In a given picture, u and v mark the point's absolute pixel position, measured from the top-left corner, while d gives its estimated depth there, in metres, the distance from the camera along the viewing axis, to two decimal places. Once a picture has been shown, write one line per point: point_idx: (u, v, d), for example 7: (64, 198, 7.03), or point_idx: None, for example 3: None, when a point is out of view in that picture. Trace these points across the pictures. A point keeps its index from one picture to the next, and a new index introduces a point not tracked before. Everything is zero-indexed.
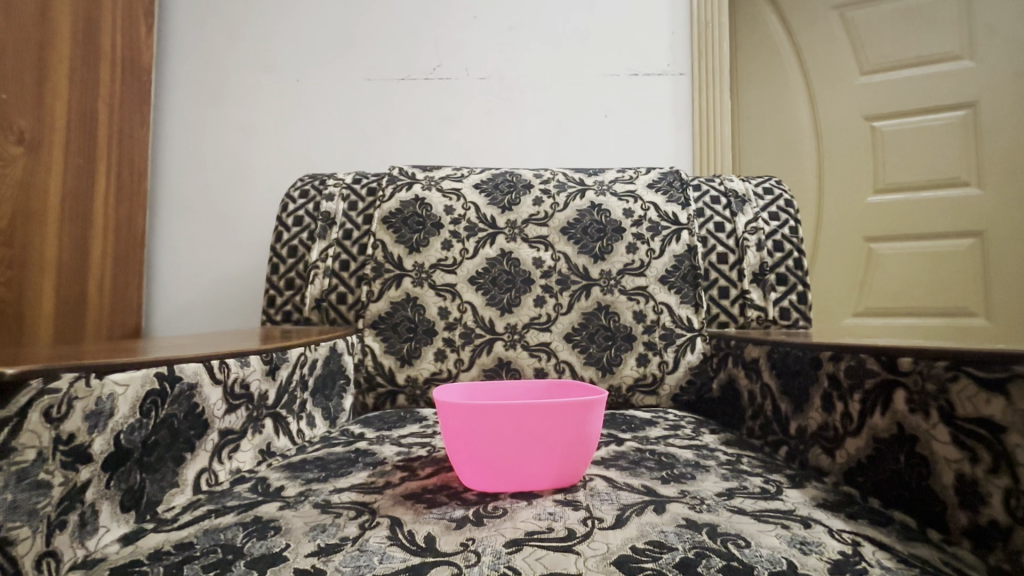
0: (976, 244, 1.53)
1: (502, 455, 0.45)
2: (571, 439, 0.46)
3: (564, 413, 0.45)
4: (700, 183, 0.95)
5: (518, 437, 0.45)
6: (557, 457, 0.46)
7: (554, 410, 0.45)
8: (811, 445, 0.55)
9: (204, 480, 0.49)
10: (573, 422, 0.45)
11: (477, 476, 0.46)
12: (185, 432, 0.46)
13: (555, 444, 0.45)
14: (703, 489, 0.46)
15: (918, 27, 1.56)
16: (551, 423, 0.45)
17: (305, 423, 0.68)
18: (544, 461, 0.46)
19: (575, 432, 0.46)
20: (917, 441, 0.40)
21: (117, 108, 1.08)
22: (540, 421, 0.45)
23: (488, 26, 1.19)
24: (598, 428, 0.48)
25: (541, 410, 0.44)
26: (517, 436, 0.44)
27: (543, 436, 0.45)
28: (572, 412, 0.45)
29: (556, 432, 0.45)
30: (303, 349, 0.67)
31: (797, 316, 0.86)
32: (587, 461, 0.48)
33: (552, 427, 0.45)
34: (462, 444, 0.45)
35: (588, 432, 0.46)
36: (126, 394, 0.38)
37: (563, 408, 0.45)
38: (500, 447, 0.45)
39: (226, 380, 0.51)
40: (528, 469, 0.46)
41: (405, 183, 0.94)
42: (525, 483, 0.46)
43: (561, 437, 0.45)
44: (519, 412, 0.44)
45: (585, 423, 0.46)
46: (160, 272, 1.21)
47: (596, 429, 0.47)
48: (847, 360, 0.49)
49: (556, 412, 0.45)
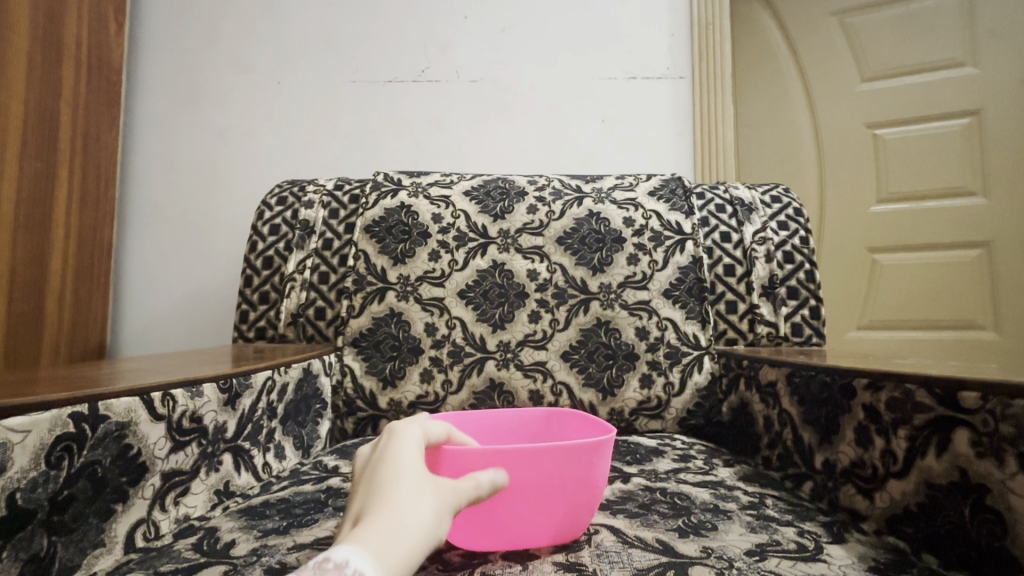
0: (982, 255, 1.49)
1: (496, 511, 0.37)
2: (575, 487, 0.39)
3: (567, 456, 0.38)
4: (704, 190, 0.89)
5: (511, 487, 0.37)
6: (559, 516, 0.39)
7: (556, 453, 0.38)
8: (842, 484, 0.48)
9: (139, 535, 0.41)
10: (577, 468, 0.39)
11: (462, 535, 0.39)
12: (115, 480, 0.39)
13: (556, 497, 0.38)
14: (729, 545, 0.40)
15: (919, 33, 1.52)
16: (555, 468, 0.38)
17: (272, 455, 0.60)
18: (542, 517, 0.39)
19: (580, 479, 0.39)
20: (989, 493, 0.34)
21: (81, 108, 1.01)
22: (538, 467, 0.37)
23: (480, 27, 1.14)
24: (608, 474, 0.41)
25: (541, 454, 0.37)
26: (513, 487, 0.37)
27: (543, 486, 0.38)
28: (579, 456, 0.38)
29: (559, 481, 0.38)
30: (270, 373, 0.59)
31: (810, 332, 0.79)
32: (591, 513, 0.41)
33: (555, 475, 0.38)
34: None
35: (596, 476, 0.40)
36: (25, 443, 0.32)
37: (566, 451, 0.38)
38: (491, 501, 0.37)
39: (171, 414, 0.43)
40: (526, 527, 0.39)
41: (391, 189, 0.87)
42: (520, 540, 0.39)
43: (565, 486, 0.38)
44: (514, 457, 0.37)
45: (591, 466, 0.39)
46: (130, 285, 1.13)
47: (602, 474, 0.41)
48: (890, 391, 0.43)
49: (560, 455, 0.38)
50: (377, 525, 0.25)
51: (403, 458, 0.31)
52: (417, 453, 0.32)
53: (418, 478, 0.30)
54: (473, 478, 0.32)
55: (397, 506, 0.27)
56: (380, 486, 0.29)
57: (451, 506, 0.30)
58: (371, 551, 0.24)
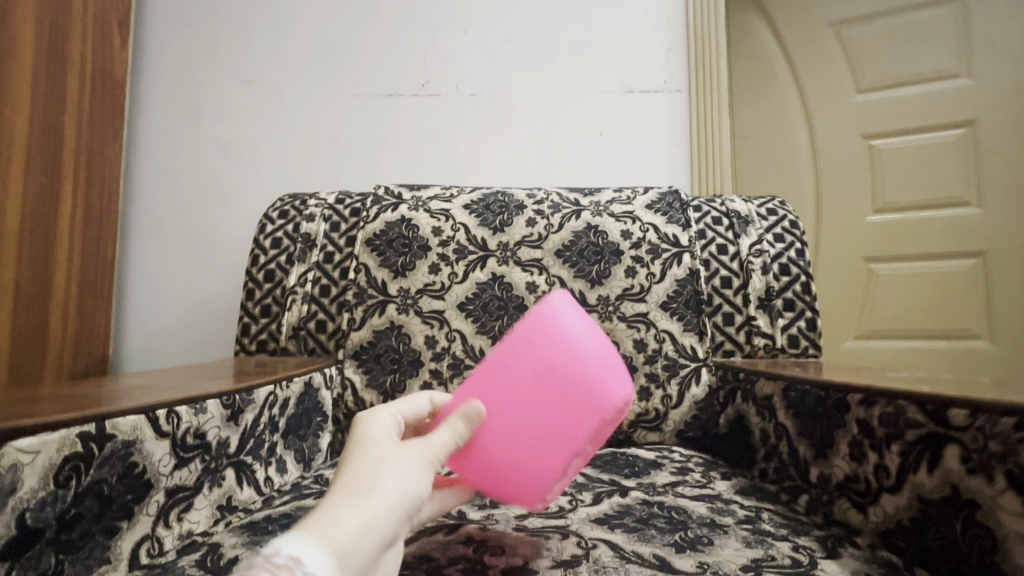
0: (978, 264, 1.50)
1: (500, 429, 0.38)
2: (527, 378, 0.38)
3: (538, 345, 0.39)
4: (700, 203, 0.90)
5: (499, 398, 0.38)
6: (556, 404, 0.38)
7: (492, 361, 0.39)
8: (837, 497, 0.49)
9: (144, 551, 0.42)
10: (518, 362, 0.39)
11: (486, 478, 0.40)
12: (121, 498, 0.39)
13: (547, 393, 0.38)
14: (725, 561, 0.40)
15: (912, 45, 1.54)
16: (532, 361, 0.38)
17: (274, 469, 0.60)
18: (542, 416, 0.38)
19: (526, 370, 0.38)
20: (978, 509, 0.35)
21: (86, 123, 1.02)
22: (487, 381, 0.39)
23: (479, 42, 1.15)
24: (598, 353, 0.40)
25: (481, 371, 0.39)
26: (502, 398, 0.38)
27: (528, 384, 0.38)
28: (550, 339, 0.39)
29: (538, 371, 0.38)
30: (272, 387, 0.59)
31: (806, 344, 0.80)
32: (572, 399, 0.38)
33: (537, 366, 0.38)
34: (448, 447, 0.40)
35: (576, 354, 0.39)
36: (35, 463, 0.32)
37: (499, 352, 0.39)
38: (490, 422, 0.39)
39: (175, 431, 0.44)
40: (535, 436, 0.38)
41: (392, 203, 0.88)
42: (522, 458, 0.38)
43: (549, 371, 0.38)
44: (478, 382, 0.39)
45: (568, 349, 0.39)
46: (132, 297, 1.14)
47: (560, 351, 0.38)
48: (883, 407, 0.44)
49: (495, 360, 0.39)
50: (337, 507, 0.29)
51: (369, 443, 0.35)
52: (382, 431, 0.36)
53: (381, 459, 0.33)
54: (440, 437, 0.36)
55: (358, 487, 0.31)
56: (346, 470, 0.32)
57: (415, 466, 0.34)
58: (329, 527, 0.28)
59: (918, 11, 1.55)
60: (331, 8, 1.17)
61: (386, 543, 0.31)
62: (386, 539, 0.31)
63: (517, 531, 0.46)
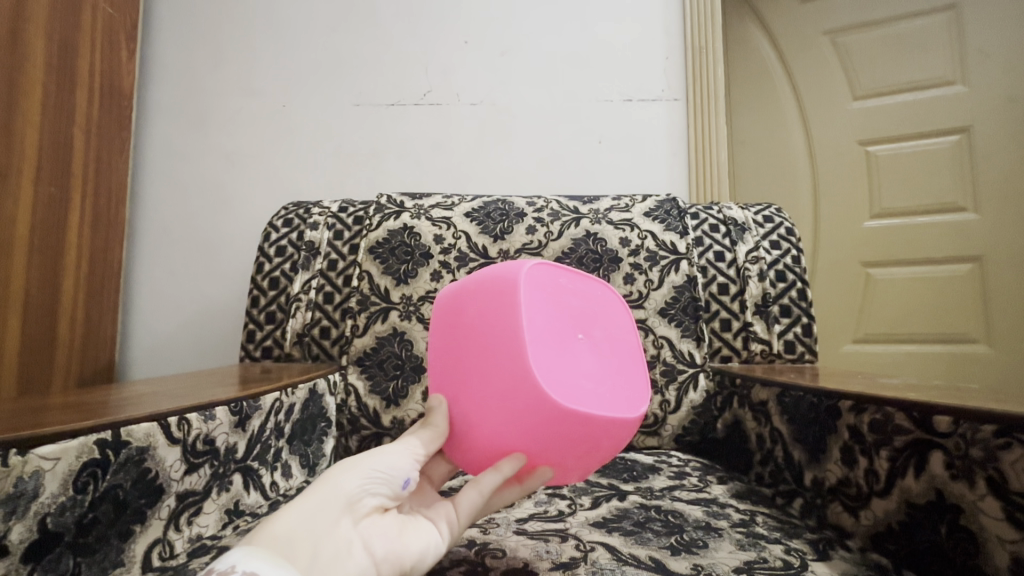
0: (975, 269, 1.51)
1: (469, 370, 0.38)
2: (453, 324, 0.40)
3: (438, 311, 0.42)
4: (697, 211, 0.91)
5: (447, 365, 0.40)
6: (476, 318, 0.39)
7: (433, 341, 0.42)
8: (829, 501, 0.50)
9: (156, 554, 0.43)
10: (443, 321, 0.41)
11: (519, 431, 0.37)
12: (135, 503, 0.41)
13: (463, 321, 0.39)
14: (719, 563, 0.42)
15: (908, 53, 1.56)
16: (444, 324, 0.41)
17: (280, 474, 0.62)
18: (480, 335, 0.38)
19: (451, 319, 0.40)
20: (962, 513, 0.36)
21: (94, 134, 1.04)
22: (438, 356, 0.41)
23: (479, 52, 1.17)
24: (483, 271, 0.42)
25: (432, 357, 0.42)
26: (449, 357, 0.40)
27: (451, 331, 0.40)
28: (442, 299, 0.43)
29: (457, 310, 0.40)
30: (278, 394, 0.60)
31: (802, 350, 0.82)
32: (492, 307, 0.39)
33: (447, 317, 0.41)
34: (467, 442, 0.39)
35: (463, 282, 0.42)
36: (55, 470, 0.34)
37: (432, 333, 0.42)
38: (463, 379, 0.38)
39: (186, 438, 0.45)
40: (490, 342, 0.38)
41: (394, 211, 0.90)
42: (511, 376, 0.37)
43: (463, 304, 0.40)
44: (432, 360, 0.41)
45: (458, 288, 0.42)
46: (138, 304, 1.16)
47: (465, 289, 0.41)
48: (872, 413, 0.45)
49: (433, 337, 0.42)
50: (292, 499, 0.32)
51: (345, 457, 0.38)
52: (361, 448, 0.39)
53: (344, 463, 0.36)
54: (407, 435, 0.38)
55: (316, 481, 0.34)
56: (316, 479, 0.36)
57: (369, 457, 0.35)
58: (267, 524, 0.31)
59: (913, 19, 1.57)
60: (334, 19, 1.19)
61: (345, 523, 0.32)
62: (343, 520, 0.32)
63: (517, 534, 0.47)
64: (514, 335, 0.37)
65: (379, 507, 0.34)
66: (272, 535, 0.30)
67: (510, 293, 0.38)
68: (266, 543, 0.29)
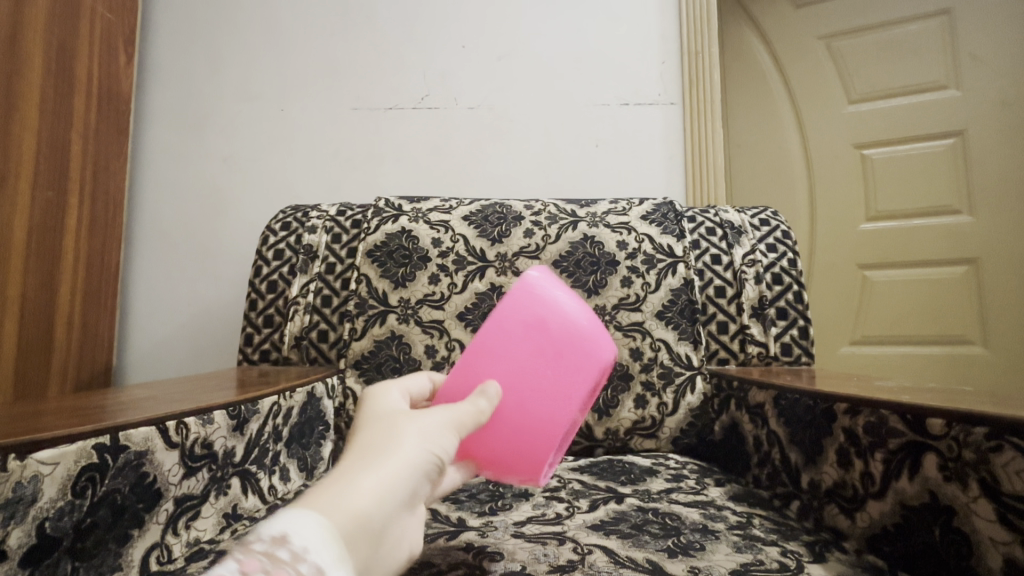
0: (970, 271, 1.52)
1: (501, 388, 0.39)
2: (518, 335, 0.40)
3: (522, 301, 0.41)
4: (694, 214, 0.92)
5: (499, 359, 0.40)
6: (554, 354, 0.40)
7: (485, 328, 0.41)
8: (826, 503, 0.50)
9: (154, 558, 0.43)
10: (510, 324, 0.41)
11: (505, 454, 0.40)
12: (133, 507, 0.41)
13: (546, 349, 0.40)
14: (716, 565, 0.42)
15: (902, 57, 1.57)
16: (512, 321, 0.41)
17: (278, 478, 0.62)
18: (550, 369, 0.40)
19: (519, 329, 0.41)
20: (955, 514, 0.37)
21: (91, 138, 1.04)
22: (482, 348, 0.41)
23: (477, 56, 1.18)
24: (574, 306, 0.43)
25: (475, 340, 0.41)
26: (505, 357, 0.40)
27: (529, 342, 0.40)
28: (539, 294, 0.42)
29: (528, 325, 0.41)
30: (277, 397, 0.61)
31: (799, 352, 0.82)
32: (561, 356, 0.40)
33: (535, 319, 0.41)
34: None
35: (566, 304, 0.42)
36: (55, 474, 0.34)
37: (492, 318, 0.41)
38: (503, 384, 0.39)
39: (185, 442, 0.45)
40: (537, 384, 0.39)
41: (392, 215, 0.90)
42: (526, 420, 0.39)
43: (539, 326, 0.40)
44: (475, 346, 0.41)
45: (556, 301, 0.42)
46: (136, 308, 1.16)
47: (551, 308, 0.41)
48: (867, 416, 0.45)
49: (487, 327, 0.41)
50: (356, 470, 0.29)
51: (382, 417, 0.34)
52: (393, 407, 0.36)
53: (399, 426, 0.33)
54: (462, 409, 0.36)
55: (374, 451, 0.30)
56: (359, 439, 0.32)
57: (429, 434, 0.33)
58: (333, 493, 0.27)
59: (907, 24, 1.58)
60: (332, 24, 1.19)
61: (401, 511, 0.30)
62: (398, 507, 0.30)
63: (515, 537, 0.48)
64: (569, 399, 0.40)
65: (421, 494, 0.33)
66: (345, 516, 0.26)
67: (597, 367, 0.41)
68: (333, 522, 0.26)
